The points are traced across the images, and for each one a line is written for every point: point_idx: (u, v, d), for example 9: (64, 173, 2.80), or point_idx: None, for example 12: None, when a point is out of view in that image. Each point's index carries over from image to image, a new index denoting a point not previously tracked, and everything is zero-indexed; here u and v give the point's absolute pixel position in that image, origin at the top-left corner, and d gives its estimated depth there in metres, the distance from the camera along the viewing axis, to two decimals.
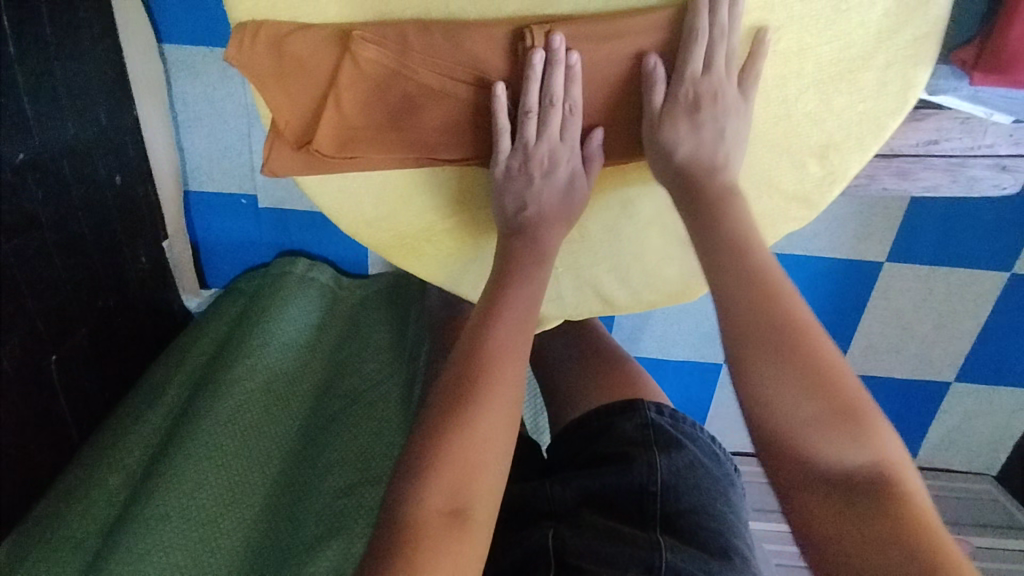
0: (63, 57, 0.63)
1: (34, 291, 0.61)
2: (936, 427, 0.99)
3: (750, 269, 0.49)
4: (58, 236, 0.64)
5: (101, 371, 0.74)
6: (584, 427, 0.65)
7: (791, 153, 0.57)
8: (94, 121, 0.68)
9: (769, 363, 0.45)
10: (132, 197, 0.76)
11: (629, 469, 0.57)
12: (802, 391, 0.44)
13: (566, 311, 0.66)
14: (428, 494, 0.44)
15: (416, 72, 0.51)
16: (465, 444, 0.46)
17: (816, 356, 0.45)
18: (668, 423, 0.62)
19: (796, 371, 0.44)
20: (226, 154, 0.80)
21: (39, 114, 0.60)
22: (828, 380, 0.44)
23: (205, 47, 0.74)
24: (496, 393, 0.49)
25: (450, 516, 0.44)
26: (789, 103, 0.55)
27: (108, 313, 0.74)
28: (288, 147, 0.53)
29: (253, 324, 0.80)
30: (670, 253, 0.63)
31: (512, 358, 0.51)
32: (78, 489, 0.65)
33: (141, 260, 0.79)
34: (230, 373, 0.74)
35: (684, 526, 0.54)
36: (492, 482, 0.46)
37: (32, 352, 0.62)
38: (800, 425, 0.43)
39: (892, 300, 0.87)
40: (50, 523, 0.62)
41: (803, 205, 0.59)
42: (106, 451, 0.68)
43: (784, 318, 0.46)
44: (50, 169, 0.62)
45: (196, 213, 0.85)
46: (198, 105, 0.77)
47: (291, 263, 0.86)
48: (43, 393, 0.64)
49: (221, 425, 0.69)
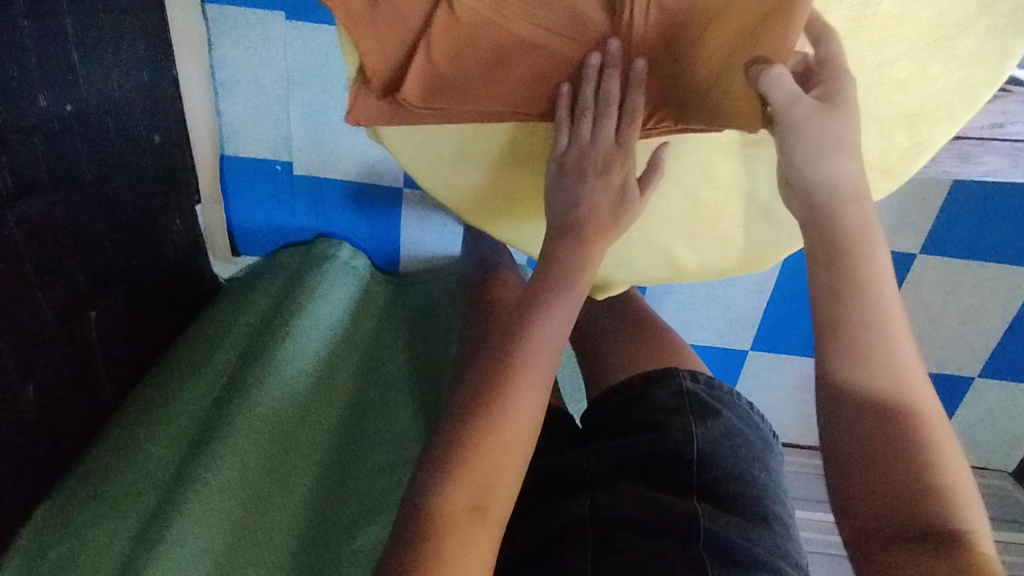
0: (109, 6, 0.62)
1: (75, 246, 0.61)
2: (959, 420, 0.99)
3: (864, 341, 0.49)
4: (99, 190, 0.64)
5: (137, 332, 0.73)
6: (619, 395, 0.66)
7: (881, 121, 0.55)
8: (137, 78, 0.68)
9: (854, 446, 0.47)
10: (169, 158, 0.76)
11: (665, 435, 0.58)
12: (898, 504, 0.45)
13: (637, 276, 0.66)
14: (451, 488, 0.47)
15: (510, 21, 0.51)
16: (486, 447, 0.48)
17: (939, 475, 0.45)
18: (703, 390, 0.63)
19: (890, 476, 0.46)
20: (264, 118, 0.80)
21: (86, 65, 0.60)
22: (932, 491, 0.45)
23: (251, 5, 0.73)
24: (530, 390, 0.51)
25: (472, 510, 0.46)
26: (883, 70, 0.53)
27: (144, 272, 0.73)
28: (374, 96, 0.53)
29: (297, 298, 0.77)
30: (746, 222, 0.62)
31: (542, 355, 0.52)
32: (127, 444, 0.62)
33: (176, 223, 0.79)
34: (278, 346, 0.71)
35: (721, 493, 0.54)
36: (513, 477, 0.49)
37: (70, 306, 0.62)
38: (884, 492, 0.46)
39: (922, 290, 0.89)
40: (90, 487, 0.59)
41: (886, 177, 0.57)
42: (151, 411, 0.66)
43: (893, 400, 0.47)
44: (95, 122, 0.62)
45: (231, 178, 0.84)
46: (239, 65, 0.76)
47: (335, 246, 0.85)
48: (80, 350, 0.64)
49: (271, 396, 0.67)
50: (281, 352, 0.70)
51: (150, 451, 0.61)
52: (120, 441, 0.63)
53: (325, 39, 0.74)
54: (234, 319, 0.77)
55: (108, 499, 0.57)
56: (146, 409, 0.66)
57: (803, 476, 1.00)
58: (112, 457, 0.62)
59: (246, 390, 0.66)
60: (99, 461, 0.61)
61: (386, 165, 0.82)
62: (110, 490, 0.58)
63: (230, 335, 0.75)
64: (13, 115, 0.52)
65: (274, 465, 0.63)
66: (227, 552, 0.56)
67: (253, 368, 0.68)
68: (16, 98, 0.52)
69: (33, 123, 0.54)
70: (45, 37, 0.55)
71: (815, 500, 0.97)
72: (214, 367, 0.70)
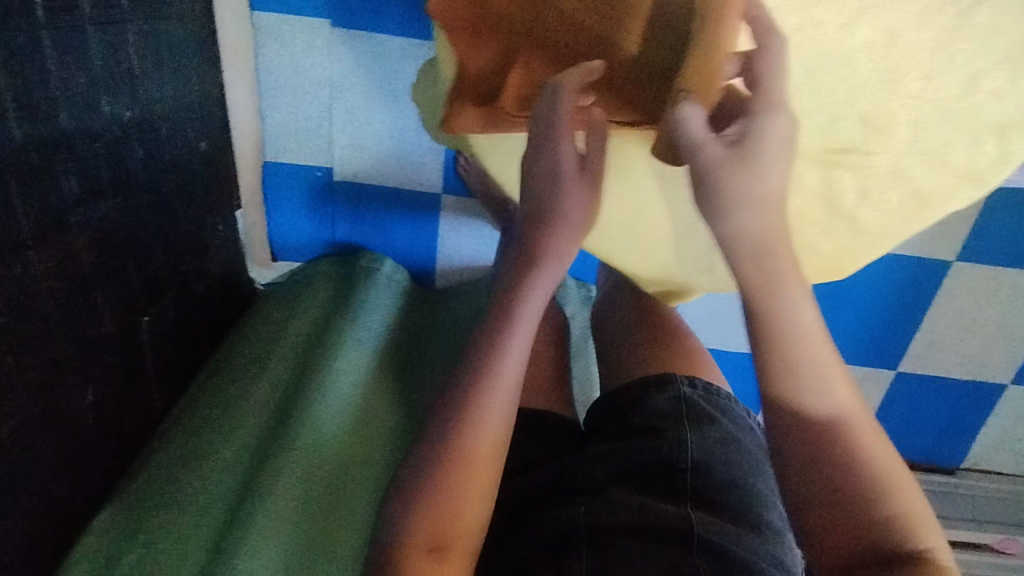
0: (166, 14, 0.63)
1: (129, 252, 0.61)
2: (988, 427, 0.99)
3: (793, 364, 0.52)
4: (152, 195, 0.64)
5: (184, 338, 0.74)
6: (616, 399, 0.67)
7: (971, 131, 0.52)
8: (188, 84, 0.68)
9: (796, 456, 0.50)
10: (214, 164, 0.76)
11: (661, 443, 0.59)
12: (848, 529, 0.47)
13: (718, 281, 0.68)
14: (408, 532, 0.48)
15: (598, 22, 0.51)
16: (443, 488, 0.50)
17: (884, 505, 0.47)
18: (701, 396, 0.65)
19: (826, 484, 0.48)
20: (306, 125, 0.80)
21: (144, 72, 0.60)
22: (862, 491, 0.47)
23: (299, 12, 0.73)
24: (485, 420, 0.52)
25: (431, 552, 0.47)
26: (976, 82, 0.49)
27: (190, 278, 0.74)
28: (472, 103, 0.55)
29: (345, 312, 0.78)
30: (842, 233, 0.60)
31: (506, 389, 0.54)
32: (190, 455, 0.62)
33: (219, 229, 0.79)
34: (332, 360, 0.71)
35: (714, 500, 0.56)
36: (478, 512, 0.50)
37: (126, 310, 0.62)
38: (819, 498, 0.48)
39: (956, 298, 0.89)
40: (156, 497, 0.58)
41: (973, 184, 0.55)
42: (212, 422, 0.65)
43: (817, 420, 0.50)
44: (151, 129, 0.62)
45: (271, 185, 0.84)
46: (283, 73, 0.77)
47: (380, 262, 0.85)
48: (134, 354, 0.64)
49: (330, 410, 0.67)
50: (336, 366, 0.71)
51: (214, 461, 0.62)
52: (182, 451, 0.63)
53: (372, 46, 0.75)
54: (283, 329, 0.76)
55: (178, 510, 0.57)
56: (205, 417, 0.66)
57: None
58: (175, 467, 0.61)
59: (306, 404, 0.66)
60: (161, 469, 0.61)
61: (425, 172, 0.83)
62: (178, 502, 0.58)
63: (280, 344, 0.75)
64: (80, 122, 0.52)
65: (338, 479, 0.63)
66: (297, 563, 0.56)
67: (310, 382, 0.68)
68: (84, 104, 0.52)
69: (98, 129, 0.54)
70: (110, 46, 0.55)
71: None
72: (269, 378, 0.70)
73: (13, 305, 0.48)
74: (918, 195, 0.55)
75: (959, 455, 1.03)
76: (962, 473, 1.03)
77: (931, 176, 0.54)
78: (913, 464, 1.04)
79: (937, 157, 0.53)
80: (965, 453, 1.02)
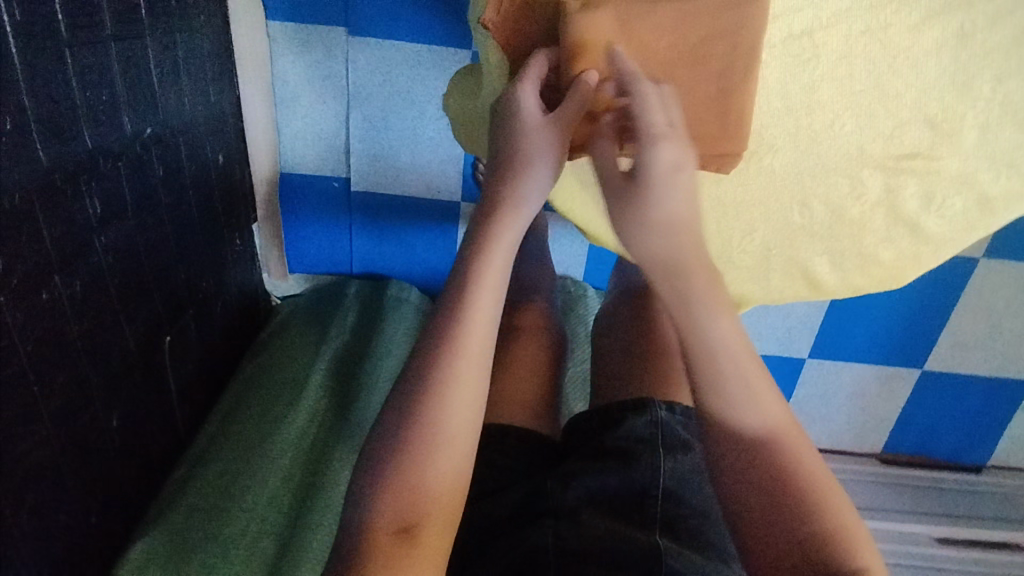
0: (183, 27, 0.61)
1: (150, 273, 0.60)
2: (1015, 424, 0.98)
3: (719, 367, 0.49)
4: (173, 211, 0.62)
5: (207, 356, 0.73)
6: (596, 415, 0.61)
7: None
8: (205, 97, 0.67)
9: (739, 465, 0.47)
10: (230, 177, 0.74)
11: (633, 467, 0.55)
12: (784, 539, 0.44)
13: (772, 294, 0.64)
14: (374, 514, 0.43)
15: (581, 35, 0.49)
16: (409, 469, 0.44)
17: (820, 517, 0.44)
18: (677, 421, 0.59)
19: (769, 491, 0.45)
20: (322, 135, 0.79)
21: (163, 86, 0.58)
22: (804, 502, 0.45)
23: (316, 21, 0.72)
24: (451, 386, 0.46)
25: (398, 534, 0.43)
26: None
27: (210, 294, 0.72)
28: None
29: (376, 342, 0.77)
30: (889, 235, 0.58)
31: (472, 358, 0.48)
32: (235, 486, 0.61)
33: (236, 243, 0.78)
34: (368, 395, 0.71)
35: (684, 532, 0.52)
36: (453, 497, 0.46)
37: (148, 333, 0.60)
38: (757, 506, 0.45)
39: (984, 295, 0.88)
40: (203, 527, 0.58)
41: None
42: (252, 451, 0.64)
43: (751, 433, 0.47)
44: (169, 144, 0.61)
45: (287, 195, 0.82)
46: (299, 85, 0.75)
47: (405, 290, 0.84)
48: (156, 377, 0.63)
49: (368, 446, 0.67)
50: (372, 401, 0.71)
51: (259, 495, 0.61)
52: (223, 480, 0.62)
53: (388, 53, 0.73)
54: (312, 354, 0.75)
55: (229, 544, 0.57)
56: (242, 446, 0.65)
57: (865, 486, 0.97)
58: (219, 496, 0.60)
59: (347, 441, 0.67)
60: (204, 498, 0.60)
61: (444, 180, 0.81)
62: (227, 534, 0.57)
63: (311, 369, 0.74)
64: (102, 141, 0.51)
65: None
66: None
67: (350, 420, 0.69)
68: (106, 123, 0.51)
69: (120, 147, 0.53)
70: (129, 62, 0.53)
71: (890, 511, 0.92)
72: (305, 406, 0.70)
73: (38, 332, 0.46)
74: (982, 200, 0.55)
75: (985, 452, 1.02)
76: (989, 471, 1.02)
77: (992, 177, 0.54)
78: (940, 462, 1.03)
79: (1006, 158, 0.53)
80: (991, 450, 1.01)
